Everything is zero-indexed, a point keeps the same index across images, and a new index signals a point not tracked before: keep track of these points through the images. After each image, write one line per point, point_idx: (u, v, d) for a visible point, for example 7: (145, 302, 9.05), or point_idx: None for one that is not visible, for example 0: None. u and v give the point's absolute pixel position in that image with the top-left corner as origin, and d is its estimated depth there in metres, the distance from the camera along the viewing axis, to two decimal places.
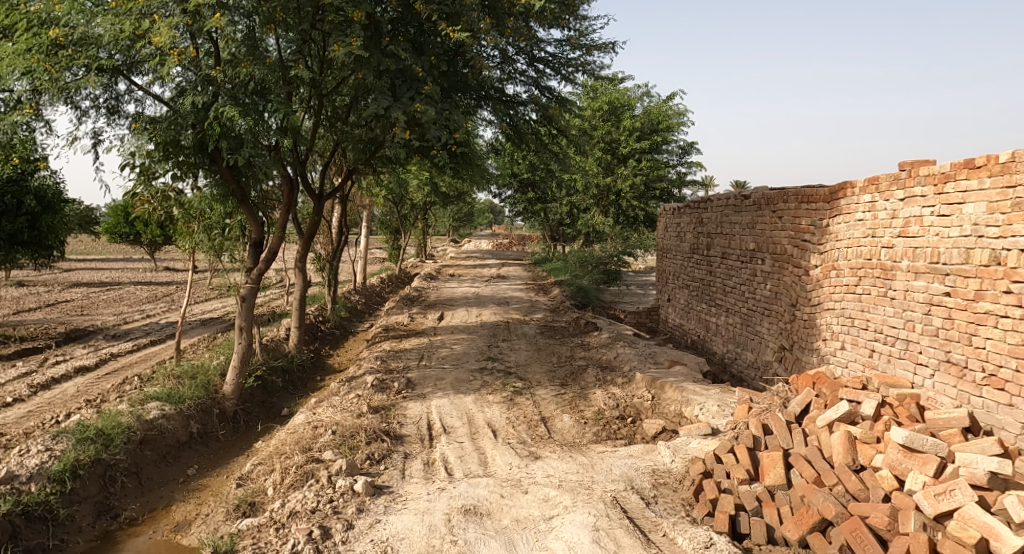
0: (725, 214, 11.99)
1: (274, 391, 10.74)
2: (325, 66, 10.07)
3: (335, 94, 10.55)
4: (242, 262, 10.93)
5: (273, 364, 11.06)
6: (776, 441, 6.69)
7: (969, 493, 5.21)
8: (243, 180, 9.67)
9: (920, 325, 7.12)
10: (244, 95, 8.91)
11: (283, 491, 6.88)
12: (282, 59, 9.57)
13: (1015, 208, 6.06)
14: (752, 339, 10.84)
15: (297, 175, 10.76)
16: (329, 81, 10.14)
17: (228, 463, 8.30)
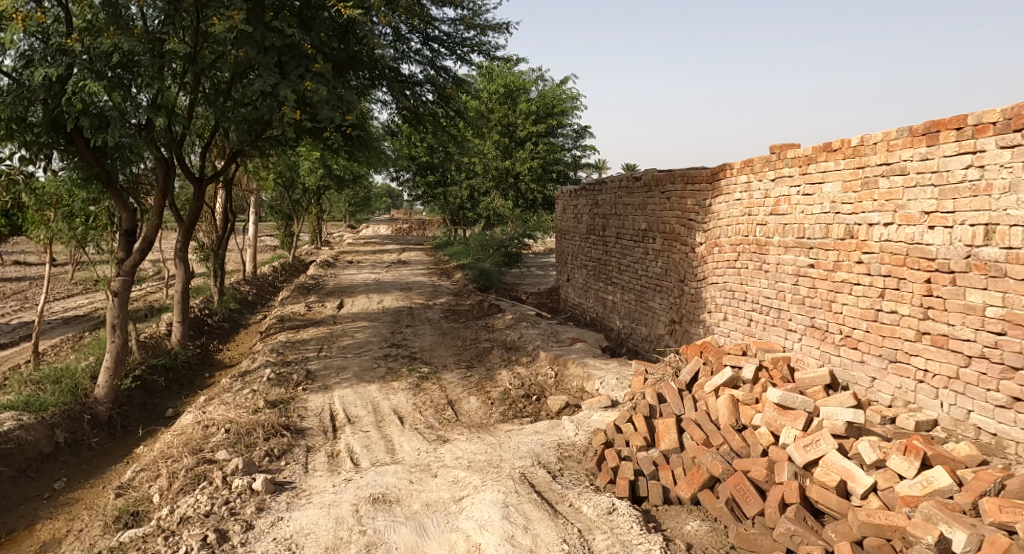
0: (618, 196, 12.52)
1: (156, 391, 10.30)
2: (200, 39, 9.60)
3: (215, 69, 10.07)
4: (110, 252, 10.33)
5: (153, 362, 10.55)
6: (670, 408, 7.22)
7: (832, 442, 5.80)
8: (108, 163, 9.08)
9: (789, 294, 7.83)
10: (108, 67, 8.40)
11: (171, 497, 6.64)
12: (152, 31, 9.00)
13: (863, 187, 6.77)
14: (645, 314, 11.46)
15: (172, 156, 10.22)
16: (206, 56, 9.67)
17: (103, 472, 7.91)
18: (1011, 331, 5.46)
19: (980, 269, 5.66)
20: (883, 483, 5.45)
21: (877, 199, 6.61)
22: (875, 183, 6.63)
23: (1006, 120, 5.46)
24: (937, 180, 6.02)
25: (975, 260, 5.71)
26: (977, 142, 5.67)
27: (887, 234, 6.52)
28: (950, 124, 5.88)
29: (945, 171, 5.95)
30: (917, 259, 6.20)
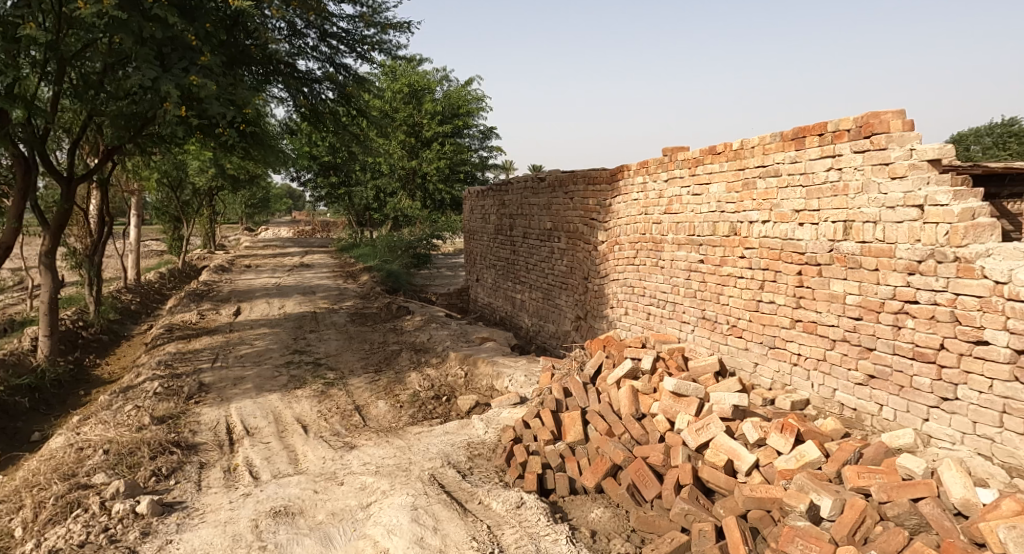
0: (524, 196, 12.78)
1: (20, 414, 9.59)
2: (66, 25, 9.08)
3: (83, 57, 9.45)
4: None
5: (15, 384, 9.84)
6: (575, 402, 7.52)
7: (720, 425, 6.23)
8: None
9: (683, 288, 8.31)
10: None
11: (39, 529, 6.16)
12: (5, 15, 8.40)
13: (744, 188, 7.30)
14: (552, 311, 11.78)
15: (33, 154, 9.57)
16: (71, 44, 9.13)
17: None
18: (866, 316, 6.05)
19: (841, 261, 6.25)
20: (764, 460, 5.91)
21: (756, 199, 7.15)
22: (754, 183, 7.17)
23: (858, 127, 6.05)
24: (805, 180, 6.59)
25: (837, 253, 6.29)
26: (836, 146, 6.25)
27: (765, 231, 7.06)
28: (814, 130, 6.46)
29: (811, 172, 6.52)
30: (791, 253, 6.76)
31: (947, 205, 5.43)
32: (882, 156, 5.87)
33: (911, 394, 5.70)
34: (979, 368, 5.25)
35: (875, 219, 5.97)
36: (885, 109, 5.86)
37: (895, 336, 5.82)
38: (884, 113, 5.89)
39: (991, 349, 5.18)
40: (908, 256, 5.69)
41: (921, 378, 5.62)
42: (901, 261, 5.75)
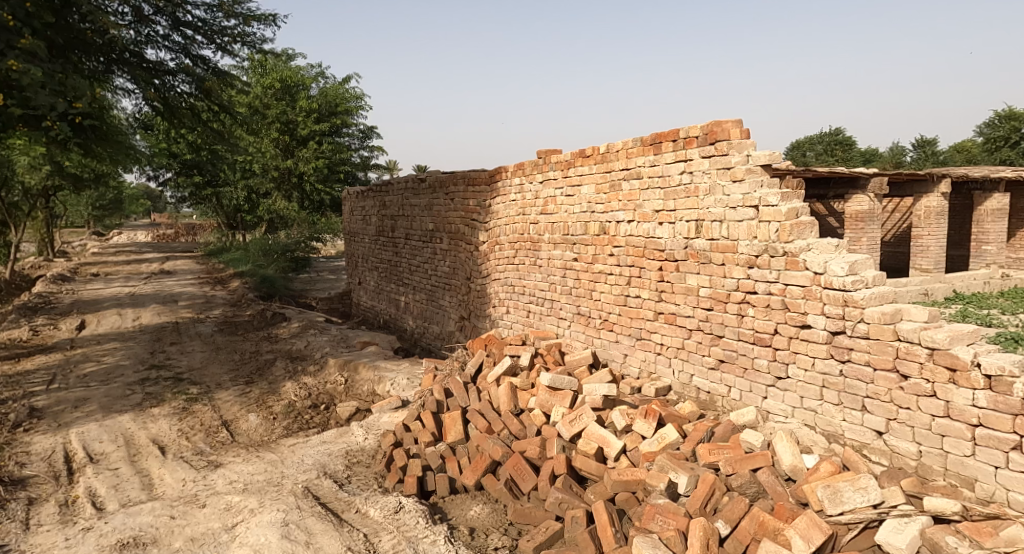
0: (405, 196, 12.69)
1: None
2: None
3: None
4: None
5: None
6: (456, 402, 7.62)
7: (591, 416, 6.55)
8: None
9: (559, 286, 8.61)
10: None
11: None
12: None
13: (611, 189, 7.68)
14: (436, 312, 11.78)
15: None
16: None
17: None
18: (716, 306, 6.63)
19: (695, 257, 6.81)
20: (631, 444, 6.26)
21: (621, 199, 7.55)
22: (619, 185, 7.57)
23: (704, 135, 6.57)
24: (663, 183, 7.07)
25: (691, 250, 6.85)
26: (687, 152, 6.76)
27: (630, 230, 7.48)
28: (668, 136, 6.93)
29: (668, 175, 7.00)
30: (653, 250, 7.24)
31: (776, 206, 6.08)
32: (725, 161, 6.42)
33: (752, 375, 6.33)
34: (805, 349, 5.91)
35: (720, 218, 6.55)
36: (726, 118, 6.40)
37: (739, 324, 6.44)
38: (725, 122, 6.43)
39: (813, 331, 5.85)
40: (748, 251, 6.32)
41: (760, 360, 6.25)
42: (742, 256, 6.37)
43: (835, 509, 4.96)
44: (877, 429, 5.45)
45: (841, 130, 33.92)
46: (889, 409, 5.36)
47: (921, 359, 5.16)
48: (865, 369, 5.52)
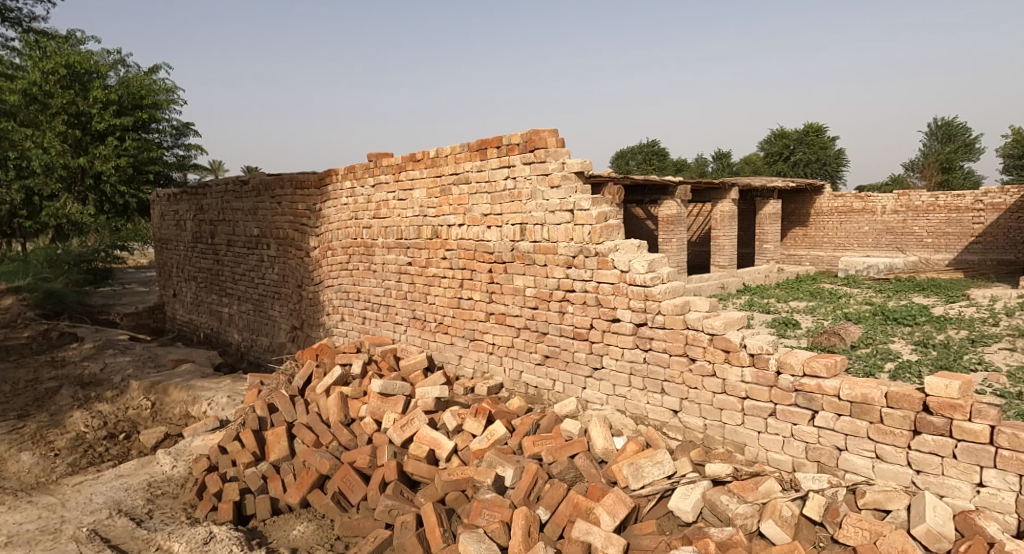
0: (225, 200, 11.97)
1: None
2: None
3: None
4: None
5: None
6: (282, 417, 7.39)
7: (424, 418, 6.60)
8: None
9: (394, 291, 8.59)
10: None
11: None
12: None
13: (442, 194, 7.82)
14: (265, 323, 11.24)
15: None
16: None
17: None
18: (541, 304, 7.02)
19: (521, 259, 7.12)
20: (461, 444, 6.45)
21: (452, 204, 7.71)
22: (450, 190, 7.72)
23: (523, 142, 6.92)
24: (489, 188, 7.32)
25: (517, 252, 7.15)
26: (510, 158, 7.07)
27: (461, 234, 7.66)
28: (493, 142, 7.20)
29: (493, 181, 7.26)
30: (482, 253, 7.47)
31: (588, 210, 6.55)
32: (543, 168, 6.79)
33: (574, 368, 6.83)
34: (616, 341, 6.50)
35: (541, 222, 6.93)
36: (543, 128, 6.77)
37: (561, 320, 6.88)
38: (542, 131, 6.80)
39: (621, 325, 6.44)
40: (566, 253, 6.75)
41: (579, 353, 6.77)
42: (561, 257, 6.78)
43: (637, 484, 5.53)
44: (673, 408, 6.18)
45: (654, 140, 36.99)
46: (682, 390, 6.10)
47: (704, 344, 5.92)
48: (663, 356, 6.21)
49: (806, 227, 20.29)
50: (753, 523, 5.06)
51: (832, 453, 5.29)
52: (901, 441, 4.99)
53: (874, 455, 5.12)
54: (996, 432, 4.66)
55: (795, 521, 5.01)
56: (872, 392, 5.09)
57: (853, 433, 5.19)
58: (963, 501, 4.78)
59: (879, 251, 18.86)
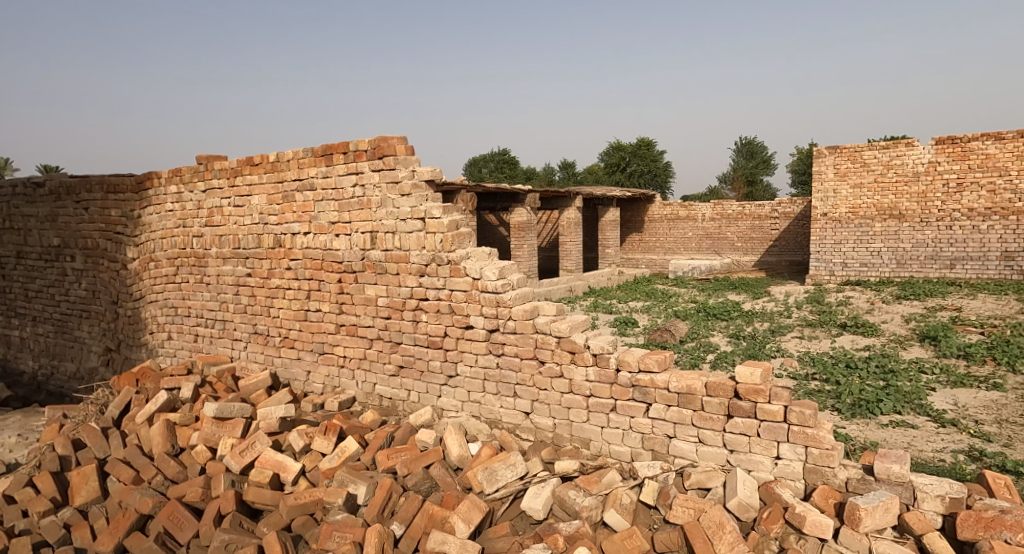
0: (10, 204, 10.40)
1: None
2: None
3: None
4: None
5: None
6: (90, 453, 6.64)
7: (266, 441, 6.26)
8: None
9: (231, 304, 8.06)
10: None
11: None
12: None
13: (284, 201, 7.45)
14: (70, 346, 9.98)
15: None
16: None
17: None
18: (393, 314, 6.91)
19: (372, 268, 6.97)
20: (310, 464, 6.18)
21: (295, 211, 7.38)
22: (292, 197, 7.38)
23: (371, 149, 6.82)
24: (336, 196, 7.10)
25: (367, 261, 6.98)
26: (357, 165, 6.92)
27: (306, 242, 7.35)
28: (339, 148, 7.01)
29: (340, 188, 7.06)
30: (330, 263, 7.22)
31: (439, 218, 6.56)
32: (393, 175, 6.72)
33: (428, 377, 6.79)
34: (469, 347, 6.54)
35: (392, 230, 6.83)
36: (391, 135, 6.73)
37: (415, 329, 6.82)
38: (391, 138, 6.75)
39: (474, 331, 6.50)
40: (418, 261, 6.70)
41: (434, 362, 6.74)
42: (414, 265, 6.73)
43: (493, 489, 5.61)
44: (525, 410, 6.35)
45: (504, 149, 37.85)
46: (533, 392, 6.28)
47: (552, 346, 6.14)
48: (514, 360, 6.35)
49: (641, 233, 21.68)
50: (598, 514, 5.30)
51: (663, 441, 5.76)
52: (718, 425, 5.56)
53: (697, 440, 5.65)
54: (788, 411, 5.32)
55: (634, 507, 5.28)
56: (694, 383, 5.62)
57: (680, 421, 5.69)
58: (765, 473, 5.40)
59: (700, 254, 20.58)
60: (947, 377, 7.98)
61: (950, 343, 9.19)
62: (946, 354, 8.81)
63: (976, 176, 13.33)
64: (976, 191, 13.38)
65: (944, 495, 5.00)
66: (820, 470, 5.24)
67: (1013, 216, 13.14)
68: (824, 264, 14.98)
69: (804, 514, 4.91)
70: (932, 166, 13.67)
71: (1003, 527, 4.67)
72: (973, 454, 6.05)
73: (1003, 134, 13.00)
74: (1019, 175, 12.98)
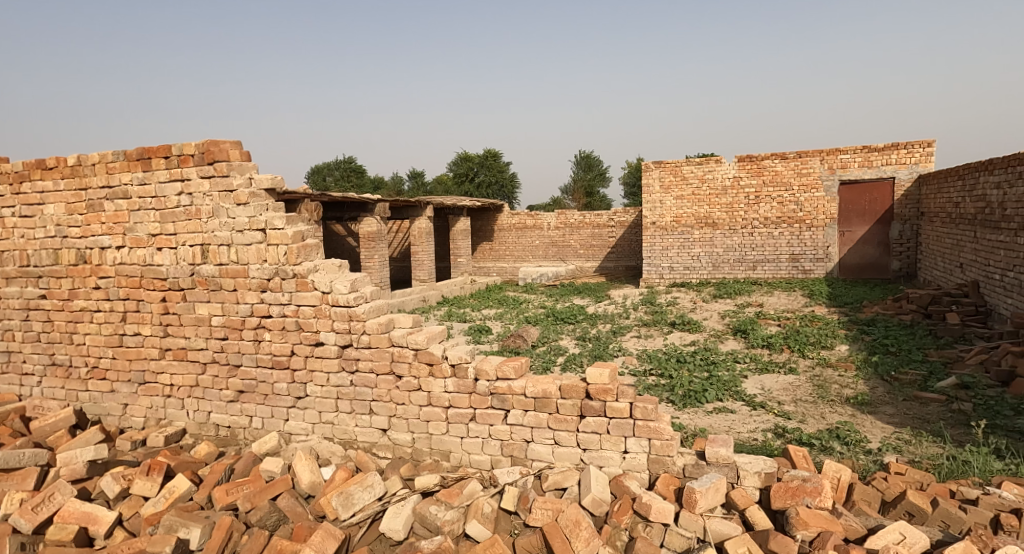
0: None
1: None
2: None
3: None
4: None
5: None
6: None
7: (68, 491, 5.41)
8: None
9: (20, 333, 6.94)
10: None
11: None
12: None
13: (88, 210, 6.54)
14: None
15: None
16: None
17: None
18: (231, 334, 6.28)
19: (203, 285, 6.29)
20: (128, 512, 5.47)
21: (104, 222, 6.51)
22: (100, 206, 6.50)
23: (200, 153, 6.18)
24: (157, 205, 6.35)
25: (198, 277, 6.30)
26: (183, 171, 6.23)
27: (118, 258, 6.49)
28: (159, 151, 6.27)
29: (162, 196, 6.32)
30: (151, 280, 6.43)
31: (283, 229, 6.08)
32: (226, 183, 6.14)
33: (273, 400, 6.24)
34: (319, 366, 6.09)
35: (227, 242, 6.21)
36: (223, 139, 6.14)
37: (256, 350, 6.24)
38: (222, 142, 6.16)
39: (325, 348, 6.06)
40: (259, 275, 6.14)
41: (279, 384, 6.21)
42: (254, 280, 6.16)
43: (350, 514, 5.24)
44: (382, 427, 6.02)
45: (349, 157, 36.79)
46: (390, 407, 5.97)
47: (409, 359, 5.87)
48: (370, 376, 6.00)
49: (491, 242, 21.85)
50: (459, 527, 5.09)
51: (522, 446, 5.69)
52: (572, 426, 5.58)
53: (552, 442, 5.64)
54: (634, 407, 5.47)
55: (495, 516, 5.14)
56: (549, 386, 5.61)
57: (537, 425, 5.65)
58: (615, 468, 5.51)
59: (547, 261, 21.15)
60: (755, 363, 8.72)
61: (756, 334, 10.04)
62: (754, 345, 9.61)
63: (769, 190, 14.77)
64: (769, 203, 14.82)
65: (760, 471, 5.29)
66: (661, 459, 5.42)
67: (797, 225, 14.70)
68: (655, 268, 15.95)
69: (649, 502, 5.00)
70: (735, 181, 14.97)
71: (804, 493, 5.00)
72: (778, 430, 6.58)
73: (787, 153, 14.51)
74: (800, 190, 14.54)
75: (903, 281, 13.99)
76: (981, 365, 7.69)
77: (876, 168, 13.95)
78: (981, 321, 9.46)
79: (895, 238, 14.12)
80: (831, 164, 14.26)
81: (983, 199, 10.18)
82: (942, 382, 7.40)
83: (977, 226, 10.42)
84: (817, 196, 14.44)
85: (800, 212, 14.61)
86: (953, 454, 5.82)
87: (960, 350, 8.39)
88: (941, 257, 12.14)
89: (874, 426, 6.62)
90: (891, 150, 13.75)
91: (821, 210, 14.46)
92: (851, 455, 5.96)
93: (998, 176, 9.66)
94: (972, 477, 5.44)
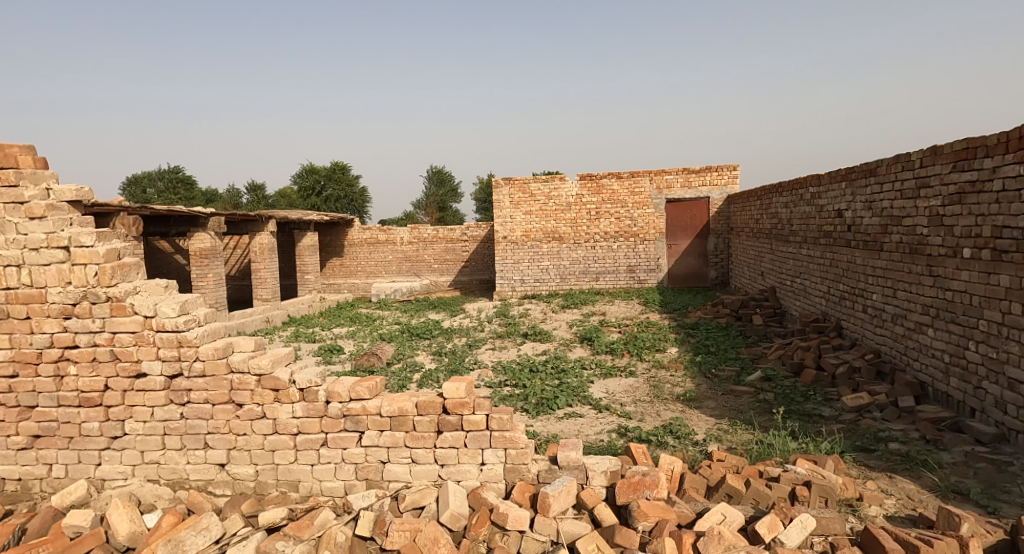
0: None
1: None
2: None
3: None
4: None
5: None
6: None
7: None
8: None
9: None
10: None
11: None
12: None
13: None
14: None
15: None
16: None
17: None
18: (22, 370, 5.34)
19: None
20: None
21: None
22: None
23: None
24: None
25: None
26: None
27: None
28: None
29: None
30: None
31: (91, 246, 5.29)
32: (14, 194, 5.27)
33: (81, 443, 5.37)
34: (142, 400, 5.33)
35: (17, 262, 5.29)
36: (10, 142, 5.32)
37: (58, 387, 5.34)
38: (9, 146, 5.33)
39: (148, 379, 5.32)
40: (60, 300, 5.28)
41: (89, 423, 5.35)
42: (53, 306, 5.28)
43: None
44: (220, 461, 5.38)
45: (179, 168, 33.89)
46: (230, 439, 5.34)
47: (251, 386, 5.30)
48: (205, 407, 5.34)
49: (341, 258, 20.90)
50: None
51: (377, 468, 5.33)
52: (429, 443, 5.30)
53: (409, 461, 5.33)
54: (490, 418, 5.29)
55: (349, 544, 4.76)
56: (405, 404, 5.29)
57: (393, 445, 5.31)
58: (473, 481, 5.31)
59: (401, 276, 20.65)
60: (600, 369, 8.95)
61: (600, 341, 10.34)
62: (598, 351, 9.88)
63: (608, 206, 15.44)
64: (608, 218, 15.49)
65: (606, 470, 5.29)
66: (517, 468, 5.30)
67: (632, 238, 15.47)
68: (507, 281, 16.06)
69: (506, 511, 4.85)
70: (578, 198, 15.50)
71: (645, 487, 5.06)
72: (621, 429, 6.73)
73: (621, 172, 15.28)
74: (633, 207, 15.33)
75: (720, 288, 15.22)
76: (779, 359, 8.40)
77: (694, 188, 15.06)
78: (778, 321, 10.39)
79: (711, 249, 15.28)
80: (658, 183, 15.19)
81: (776, 216, 11.24)
82: (751, 376, 7.99)
83: (772, 240, 11.48)
84: (648, 212, 15.30)
85: (635, 227, 15.41)
86: (761, 439, 6.22)
87: (766, 346, 9.14)
88: (747, 266, 13.27)
89: (699, 420, 6.96)
90: (705, 172, 14.89)
91: (652, 224, 15.33)
92: (682, 447, 6.21)
93: (786, 197, 10.68)
94: (775, 457, 5.80)
